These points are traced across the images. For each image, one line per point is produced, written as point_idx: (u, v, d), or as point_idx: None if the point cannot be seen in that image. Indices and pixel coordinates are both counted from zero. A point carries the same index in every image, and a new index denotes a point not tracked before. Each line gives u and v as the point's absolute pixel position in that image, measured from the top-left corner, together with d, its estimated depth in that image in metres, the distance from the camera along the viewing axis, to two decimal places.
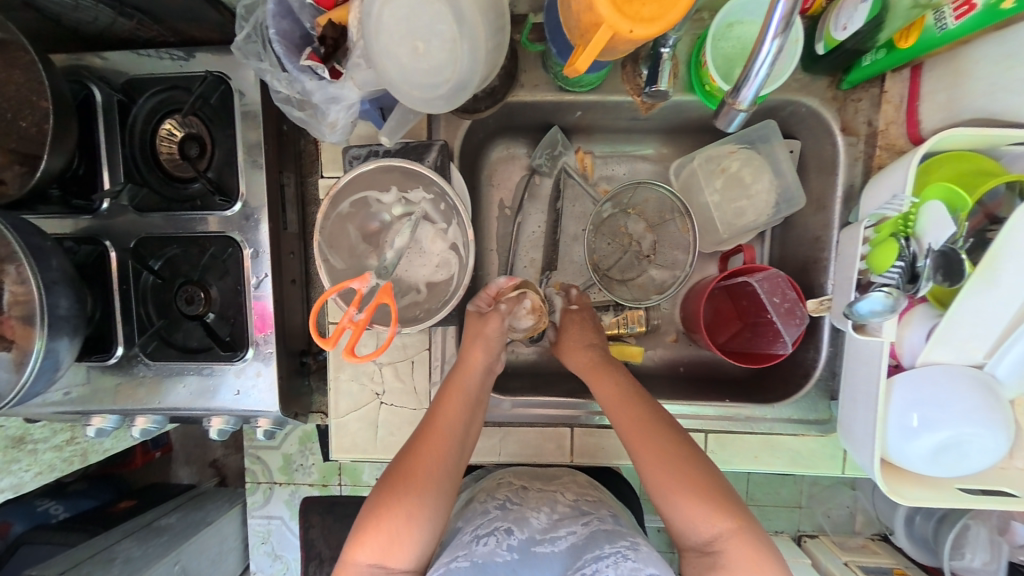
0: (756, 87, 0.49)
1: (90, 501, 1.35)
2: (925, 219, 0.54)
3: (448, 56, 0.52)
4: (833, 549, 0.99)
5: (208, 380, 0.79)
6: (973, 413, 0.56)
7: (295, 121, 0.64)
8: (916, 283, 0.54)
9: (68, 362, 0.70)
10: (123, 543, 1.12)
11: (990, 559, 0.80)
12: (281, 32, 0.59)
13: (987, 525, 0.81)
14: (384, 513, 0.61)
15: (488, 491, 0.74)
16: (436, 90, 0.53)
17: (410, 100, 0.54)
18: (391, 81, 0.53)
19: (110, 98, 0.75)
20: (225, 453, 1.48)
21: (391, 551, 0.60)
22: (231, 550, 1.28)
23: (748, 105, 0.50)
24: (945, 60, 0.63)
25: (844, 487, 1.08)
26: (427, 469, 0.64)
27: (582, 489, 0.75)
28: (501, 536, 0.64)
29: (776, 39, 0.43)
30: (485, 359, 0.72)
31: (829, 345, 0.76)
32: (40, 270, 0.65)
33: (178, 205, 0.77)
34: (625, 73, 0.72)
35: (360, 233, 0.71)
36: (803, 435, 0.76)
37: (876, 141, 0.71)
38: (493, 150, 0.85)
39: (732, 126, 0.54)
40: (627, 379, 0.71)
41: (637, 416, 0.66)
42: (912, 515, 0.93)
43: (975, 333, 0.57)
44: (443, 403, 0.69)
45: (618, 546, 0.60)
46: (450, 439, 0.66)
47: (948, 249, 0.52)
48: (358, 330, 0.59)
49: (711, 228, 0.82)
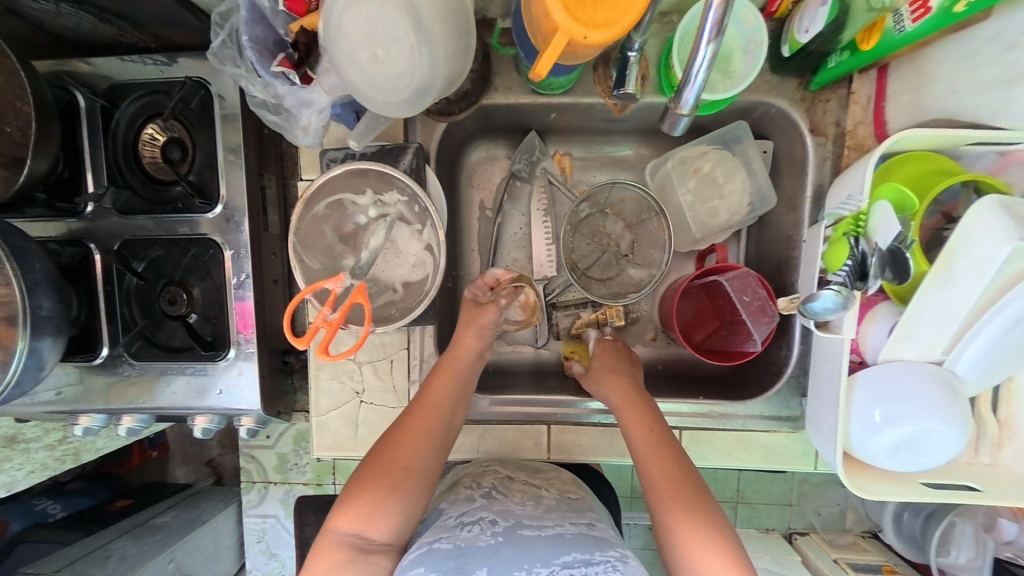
0: (697, 91, 0.50)
1: (86, 500, 1.38)
2: (875, 217, 0.55)
3: (409, 62, 0.53)
4: (822, 547, 0.99)
5: (191, 378, 0.80)
6: (934, 410, 0.56)
7: (270, 125, 0.66)
8: (865, 281, 0.55)
9: (52, 361, 0.72)
10: (118, 540, 1.14)
11: (975, 556, 0.81)
12: (255, 38, 0.60)
13: (973, 521, 0.82)
14: (370, 482, 0.64)
15: (474, 477, 0.75)
16: (398, 94, 0.55)
17: (375, 105, 0.55)
18: (356, 87, 0.54)
19: (93, 103, 0.76)
20: (220, 452, 1.50)
21: (371, 521, 0.62)
22: (227, 548, 1.29)
23: (690, 109, 0.52)
24: (908, 61, 0.64)
25: (833, 484, 1.08)
26: (413, 442, 0.67)
27: (566, 486, 0.76)
28: (485, 525, 0.63)
29: (709, 45, 0.45)
30: (477, 342, 0.74)
31: (800, 342, 0.77)
32: (22, 272, 0.66)
33: (161, 207, 0.79)
34: (597, 75, 0.74)
35: (337, 234, 0.72)
36: (776, 431, 0.77)
37: (844, 141, 0.72)
38: (473, 152, 0.86)
39: (677, 129, 0.56)
40: (662, 426, 0.70)
41: (667, 467, 0.65)
42: (901, 512, 0.94)
43: (933, 330, 0.57)
44: (433, 380, 0.72)
45: (608, 555, 0.59)
46: (437, 416, 0.69)
47: (895, 248, 0.53)
48: (331, 329, 0.61)
49: (686, 228, 0.83)
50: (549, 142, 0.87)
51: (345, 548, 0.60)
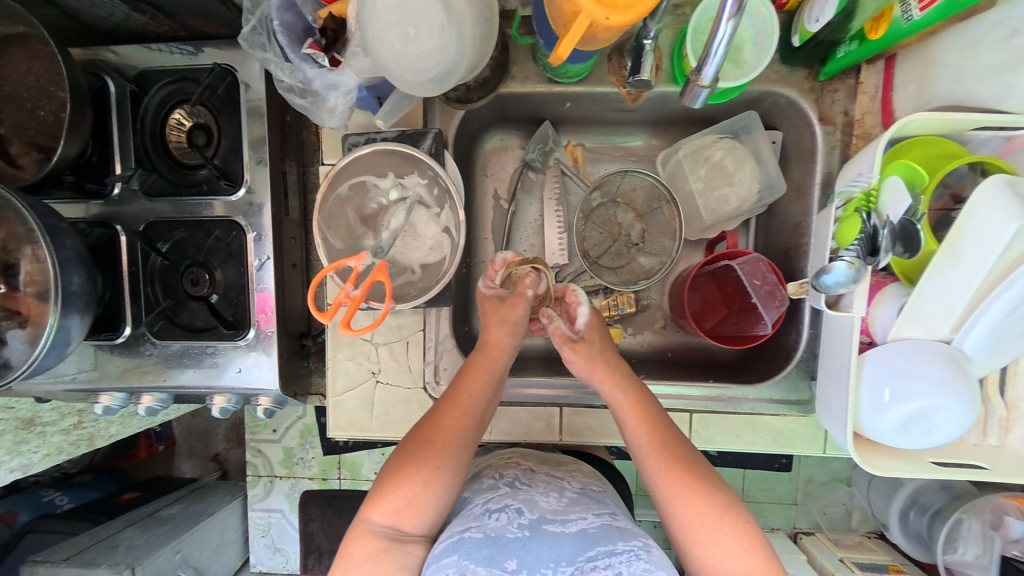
0: (716, 66, 0.52)
1: (93, 493, 1.40)
2: (886, 193, 0.57)
3: (437, 41, 0.56)
4: (829, 546, 1.00)
5: (214, 358, 0.82)
6: (942, 385, 0.58)
7: (297, 108, 0.68)
8: (876, 255, 0.57)
9: (78, 338, 0.74)
10: (126, 531, 1.15)
11: (982, 553, 0.81)
12: (285, 24, 0.62)
13: (980, 518, 0.83)
14: (402, 477, 0.64)
15: (497, 468, 0.76)
16: (427, 72, 0.57)
17: (403, 84, 0.58)
18: (386, 65, 0.56)
19: (123, 89, 0.79)
20: (227, 446, 1.51)
21: (406, 515, 0.63)
22: (232, 542, 1.31)
23: (710, 83, 0.54)
24: (915, 51, 0.66)
25: (839, 483, 1.09)
26: (445, 441, 0.67)
27: (586, 477, 0.77)
28: (512, 514, 0.64)
29: (730, 21, 0.47)
30: (512, 338, 0.75)
31: (809, 326, 0.78)
32: (55, 248, 0.68)
33: (186, 190, 0.81)
34: (611, 65, 0.76)
35: (358, 215, 0.74)
36: (785, 415, 0.78)
37: (852, 129, 0.74)
38: (488, 141, 0.88)
39: (699, 102, 0.57)
40: (660, 411, 0.71)
41: (682, 463, 0.66)
42: (906, 510, 0.95)
43: (941, 308, 0.59)
44: (467, 377, 0.72)
45: (631, 545, 0.60)
46: (468, 417, 0.69)
47: (907, 222, 0.55)
48: (353, 305, 0.63)
49: (696, 216, 0.85)
50: (561, 133, 0.89)
51: (379, 538, 0.62)
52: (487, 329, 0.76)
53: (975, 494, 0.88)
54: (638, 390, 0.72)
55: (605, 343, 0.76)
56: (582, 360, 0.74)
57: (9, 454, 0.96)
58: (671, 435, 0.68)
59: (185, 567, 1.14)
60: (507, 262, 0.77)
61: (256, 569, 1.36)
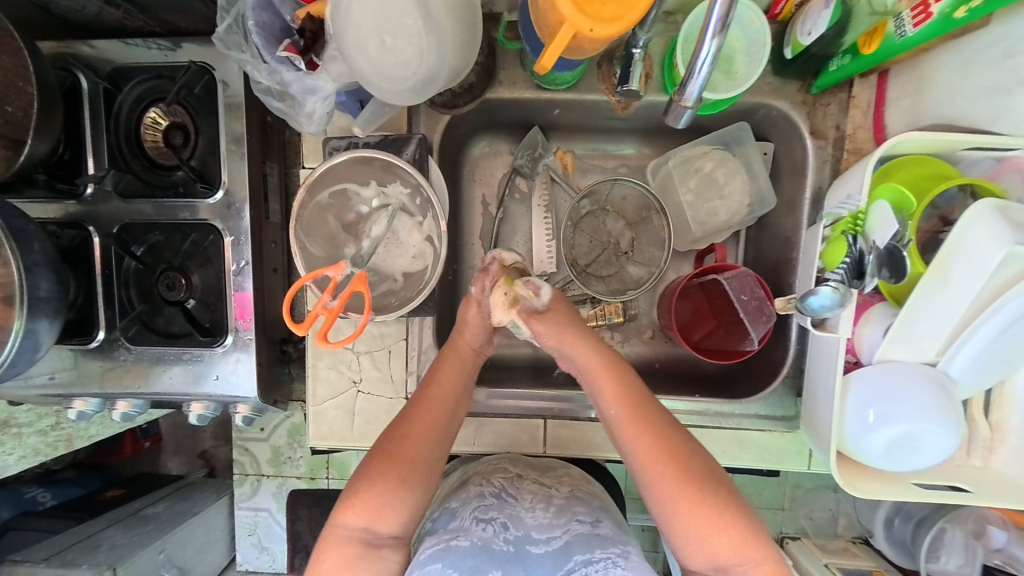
0: (701, 85, 0.50)
1: (77, 489, 1.37)
2: (873, 217, 0.56)
3: (416, 50, 0.54)
4: (814, 551, 0.98)
5: (189, 364, 0.80)
6: (927, 410, 0.57)
7: (274, 112, 0.65)
8: (862, 279, 0.56)
9: (48, 344, 0.72)
10: (109, 530, 1.14)
11: (965, 562, 0.82)
12: (261, 23, 0.59)
13: (963, 528, 0.84)
14: (378, 474, 0.62)
15: (484, 475, 0.74)
16: (405, 82, 0.55)
17: (380, 93, 0.56)
18: (361, 73, 0.54)
19: (97, 86, 0.76)
20: (214, 444, 1.49)
21: (379, 516, 0.60)
22: (217, 541, 1.29)
23: (693, 103, 0.52)
24: (910, 66, 0.64)
25: (825, 489, 1.08)
26: (419, 435, 0.65)
27: (576, 482, 0.75)
28: (497, 528, 0.64)
29: (714, 39, 0.45)
30: (474, 340, 0.75)
31: (797, 342, 0.77)
32: (21, 252, 0.66)
33: (161, 191, 0.78)
34: (601, 73, 0.74)
35: (340, 222, 0.72)
36: (772, 431, 0.77)
37: (844, 144, 0.72)
38: (476, 146, 0.87)
39: (682, 123, 0.56)
40: (631, 375, 0.67)
41: (653, 425, 0.61)
42: (891, 517, 0.95)
43: (929, 331, 0.58)
44: (437, 372, 0.71)
45: (610, 552, 0.60)
46: (442, 407, 0.68)
47: (892, 248, 0.54)
48: (331, 317, 0.62)
49: (686, 228, 0.83)
50: (552, 137, 0.87)
51: (354, 543, 0.59)
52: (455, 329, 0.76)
53: (958, 505, 0.88)
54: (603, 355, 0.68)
55: (570, 313, 0.74)
56: (547, 326, 0.71)
57: None
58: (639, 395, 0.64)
59: (170, 568, 1.13)
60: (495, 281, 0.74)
61: (242, 568, 1.33)
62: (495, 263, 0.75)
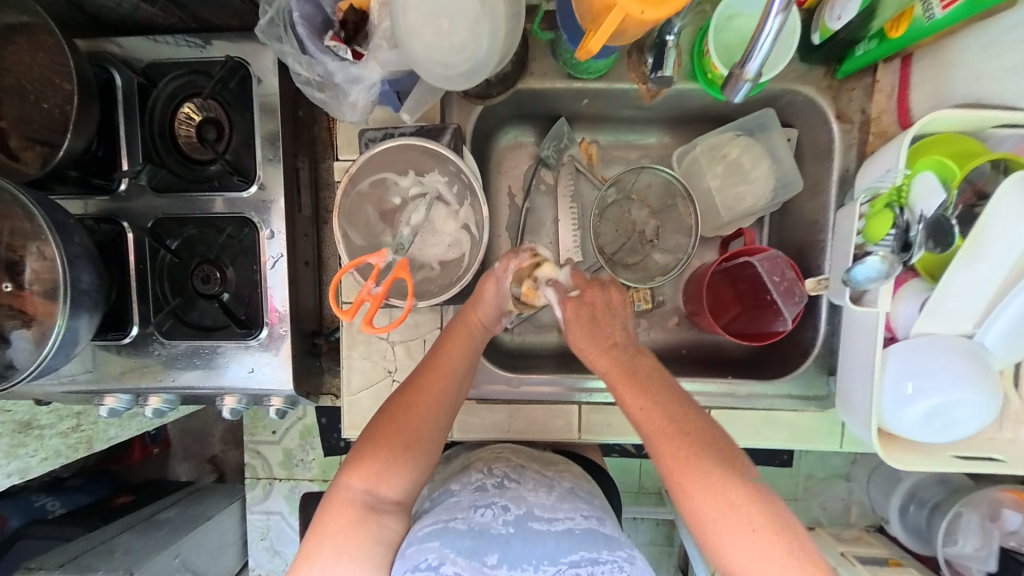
0: (761, 60, 0.51)
1: (85, 496, 1.34)
2: (917, 189, 0.57)
3: (470, 34, 0.55)
4: (829, 540, 1.00)
5: (226, 356, 0.80)
6: (961, 379, 0.59)
7: (315, 103, 0.66)
8: (908, 251, 0.57)
9: (85, 339, 0.72)
10: (123, 535, 1.12)
11: (981, 545, 0.83)
12: (304, 15, 0.61)
13: (978, 512, 0.85)
14: (381, 441, 0.63)
15: (486, 461, 0.75)
16: (458, 66, 0.56)
17: (433, 77, 0.57)
18: (416, 58, 0.55)
19: (131, 81, 0.76)
20: (223, 449, 1.45)
21: (383, 479, 0.63)
22: (230, 545, 1.28)
23: (753, 77, 0.53)
24: (933, 49, 0.66)
25: (839, 479, 1.09)
26: (425, 405, 0.65)
27: (576, 478, 0.76)
28: (498, 510, 0.63)
29: (778, 15, 0.47)
30: (486, 316, 0.71)
31: (826, 322, 0.79)
32: (63, 244, 0.66)
33: (196, 185, 0.79)
34: (631, 62, 0.75)
35: (378, 211, 0.72)
36: (803, 411, 0.79)
37: (869, 128, 0.74)
38: (502, 138, 0.88)
39: (739, 97, 0.57)
40: (669, 380, 0.60)
41: (696, 440, 0.55)
42: (906, 505, 0.97)
43: (965, 305, 0.60)
44: (447, 341, 0.69)
45: (616, 556, 0.59)
46: (450, 380, 0.66)
47: (940, 217, 0.55)
48: (376, 301, 0.62)
49: (713, 213, 0.85)
50: (577, 128, 0.89)
51: (356, 507, 0.61)
52: (467, 302, 0.73)
53: (972, 487, 0.91)
54: (633, 360, 0.61)
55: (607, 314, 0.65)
56: (580, 332, 0.64)
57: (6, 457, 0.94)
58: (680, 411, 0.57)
59: (183, 570, 1.10)
60: (516, 268, 0.69)
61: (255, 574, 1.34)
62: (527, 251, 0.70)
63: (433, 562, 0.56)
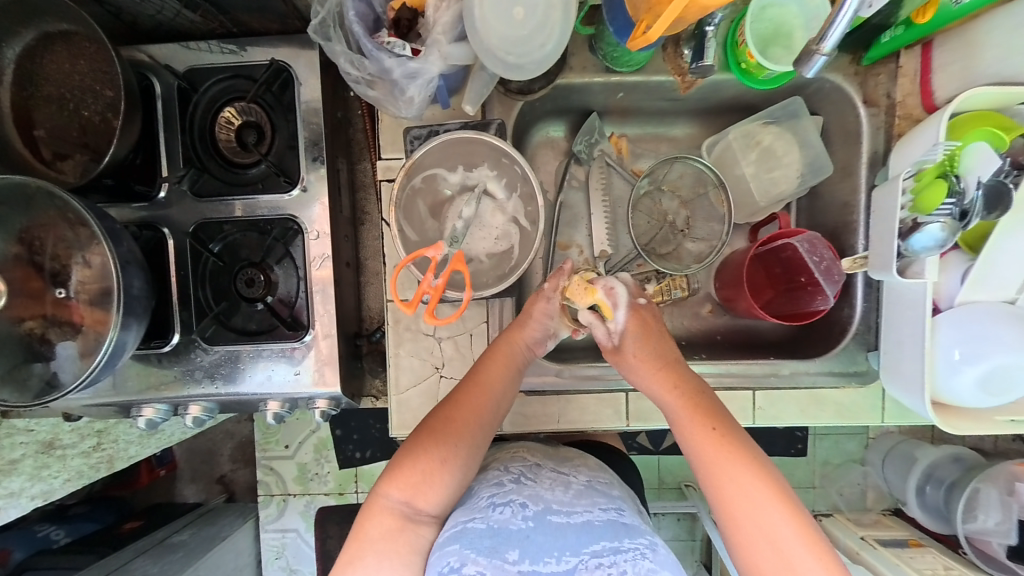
0: (841, 32, 0.55)
1: (91, 525, 1.24)
2: (971, 159, 0.61)
3: (541, 24, 0.61)
4: (850, 526, 1.03)
5: (274, 359, 0.79)
6: (1016, 343, 0.63)
7: (369, 100, 0.68)
8: (965, 217, 0.62)
9: (133, 348, 0.70)
10: (138, 560, 1.05)
11: (1003, 519, 0.85)
12: (359, 14, 0.62)
13: (997, 487, 0.87)
14: (423, 450, 0.64)
15: (502, 462, 0.74)
16: (530, 55, 0.62)
17: (505, 67, 0.62)
18: (490, 49, 0.60)
19: (171, 87, 0.76)
20: (232, 467, 1.41)
21: (421, 491, 0.62)
22: (246, 566, 1.24)
23: (830, 49, 0.57)
24: (957, 34, 0.70)
25: (854, 464, 1.13)
26: (464, 418, 0.67)
27: (593, 471, 0.75)
28: (516, 507, 0.62)
29: None
30: (533, 335, 0.74)
31: (863, 300, 0.81)
32: (114, 245, 0.65)
33: (239, 188, 0.79)
34: (667, 54, 0.78)
35: (428, 207, 0.73)
36: (846, 387, 0.81)
37: (895, 111, 0.77)
38: (536, 134, 0.89)
39: (812, 71, 0.61)
40: (709, 392, 0.67)
41: (734, 440, 0.61)
42: (923, 485, 0.98)
43: (1007, 271, 0.65)
44: (488, 362, 0.71)
45: (637, 543, 0.59)
46: (489, 398, 0.68)
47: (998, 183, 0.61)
48: (438, 294, 0.64)
49: (748, 199, 0.87)
50: (608, 122, 0.91)
51: (395, 516, 0.60)
52: (515, 322, 0.75)
53: (984, 463, 0.93)
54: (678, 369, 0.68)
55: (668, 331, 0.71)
56: (641, 344, 0.69)
57: (31, 480, 0.90)
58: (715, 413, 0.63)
59: None
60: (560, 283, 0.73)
61: None
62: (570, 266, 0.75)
63: (455, 565, 0.54)
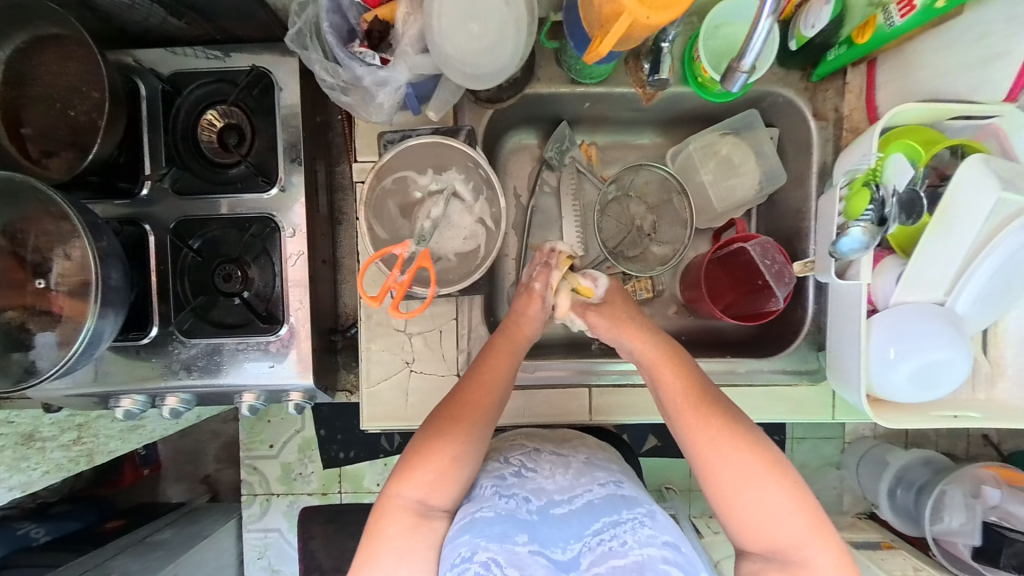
0: (755, 53, 0.60)
1: (73, 524, 1.21)
2: (891, 168, 0.67)
3: (499, 38, 0.65)
4: None
5: (251, 352, 0.82)
6: (957, 338, 0.66)
7: (342, 105, 0.71)
8: (885, 223, 0.65)
9: (111, 339, 0.73)
10: (118, 557, 1.05)
11: (967, 520, 0.89)
12: (333, 25, 0.66)
13: (962, 489, 0.91)
14: (433, 450, 0.64)
15: (502, 451, 0.76)
16: (490, 65, 0.66)
17: (465, 77, 0.66)
18: (450, 58, 0.65)
19: (155, 89, 0.80)
20: (217, 467, 1.42)
21: (434, 489, 0.63)
22: (228, 565, 1.25)
23: (748, 68, 0.62)
24: (895, 53, 0.75)
25: (830, 467, 1.15)
26: (472, 415, 0.66)
27: (591, 448, 0.79)
28: (521, 499, 0.65)
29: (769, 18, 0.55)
30: (534, 330, 0.75)
31: (814, 301, 0.86)
32: (93, 238, 0.68)
33: (220, 187, 0.82)
34: (629, 68, 0.82)
35: (399, 207, 0.77)
36: (799, 384, 0.84)
37: (843, 124, 0.82)
38: (509, 141, 0.93)
39: (736, 87, 0.66)
40: (690, 364, 0.69)
41: (721, 412, 0.63)
42: (894, 488, 1.02)
43: (937, 274, 0.68)
44: (491, 358, 0.71)
45: (635, 512, 0.63)
46: (495, 393, 0.68)
47: (913, 192, 0.65)
48: (402, 289, 0.67)
49: (708, 205, 0.92)
50: (578, 130, 0.95)
51: (411, 512, 0.61)
52: (512, 318, 0.75)
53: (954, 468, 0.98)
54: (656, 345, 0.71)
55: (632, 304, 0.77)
56: (605, 316, 0.76)
57: (9, 471, 0.92)
58: (686, 373, 0.68)
59: None
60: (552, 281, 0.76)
61: None
62: (555, 256, 0.78)
63: (466, 555, 0.56)
